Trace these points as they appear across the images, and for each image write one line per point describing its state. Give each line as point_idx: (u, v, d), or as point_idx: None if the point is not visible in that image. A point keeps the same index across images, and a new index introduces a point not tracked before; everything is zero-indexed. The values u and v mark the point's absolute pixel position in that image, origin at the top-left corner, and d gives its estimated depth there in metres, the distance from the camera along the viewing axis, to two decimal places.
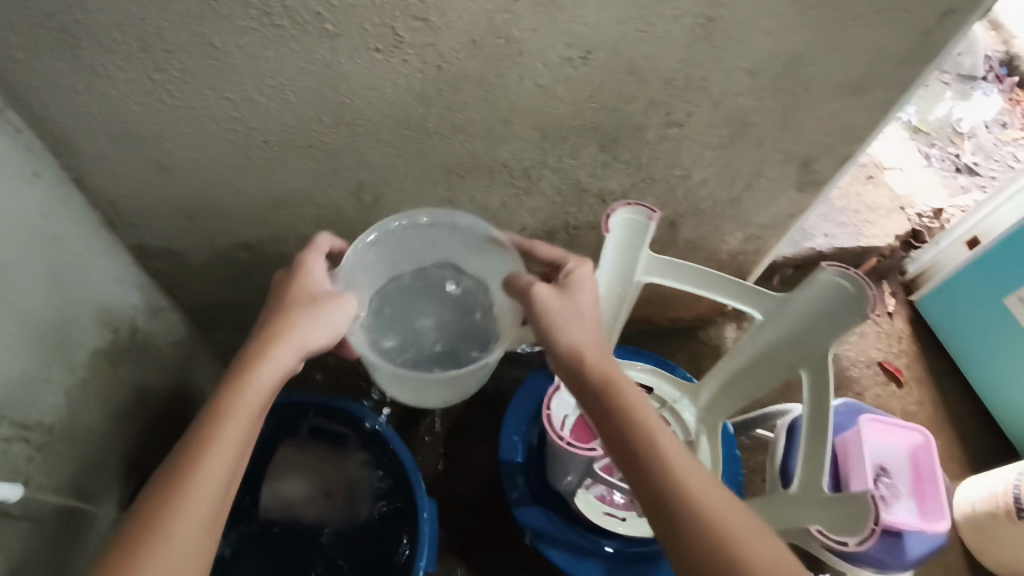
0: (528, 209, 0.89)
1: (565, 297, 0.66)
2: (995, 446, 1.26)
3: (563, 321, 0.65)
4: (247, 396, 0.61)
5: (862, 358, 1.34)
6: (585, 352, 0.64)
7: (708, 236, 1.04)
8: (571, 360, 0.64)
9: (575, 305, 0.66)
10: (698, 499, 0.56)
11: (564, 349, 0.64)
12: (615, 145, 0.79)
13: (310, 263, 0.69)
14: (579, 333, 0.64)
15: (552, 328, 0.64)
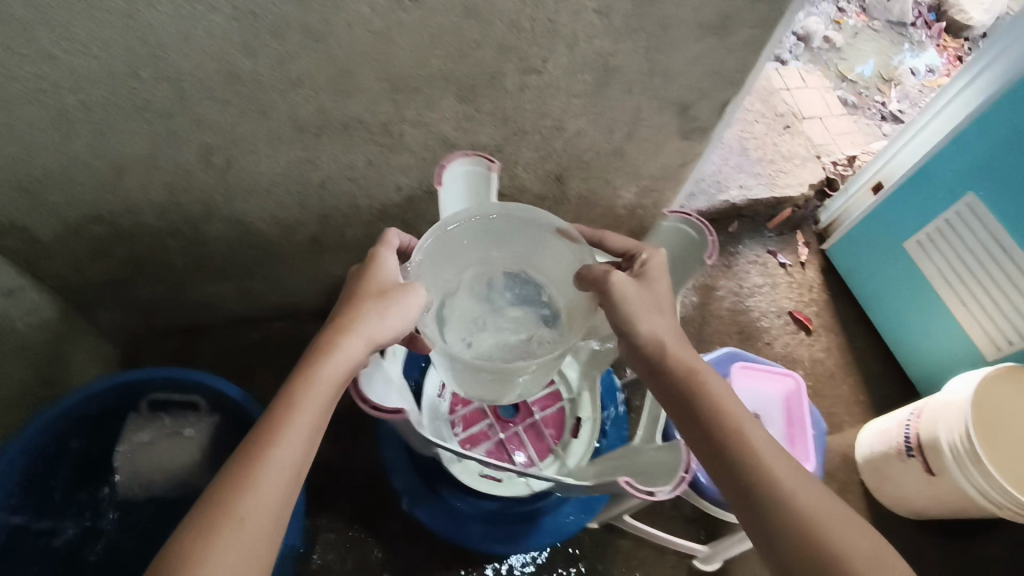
0: (399, 167, 0.85)
1: (644, 289, 0.66)
2: (899, 388, 1.29)
3: (644, 312, 0.65)
4: (316, 387, 0.57)
5: (772, 308, 1.36)
6: (666, 345, 0.64)
7: (601, 190, 1.01)
8: (657, 351, 0.63)
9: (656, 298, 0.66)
10: (785, 487, 0.54)
11: (649, 339, 0.64)
12: (474, 95, 0.76)
13: (380, 255, 0.67)
14: (655, 324, 0.64)
15: (632, 320, 0.64)
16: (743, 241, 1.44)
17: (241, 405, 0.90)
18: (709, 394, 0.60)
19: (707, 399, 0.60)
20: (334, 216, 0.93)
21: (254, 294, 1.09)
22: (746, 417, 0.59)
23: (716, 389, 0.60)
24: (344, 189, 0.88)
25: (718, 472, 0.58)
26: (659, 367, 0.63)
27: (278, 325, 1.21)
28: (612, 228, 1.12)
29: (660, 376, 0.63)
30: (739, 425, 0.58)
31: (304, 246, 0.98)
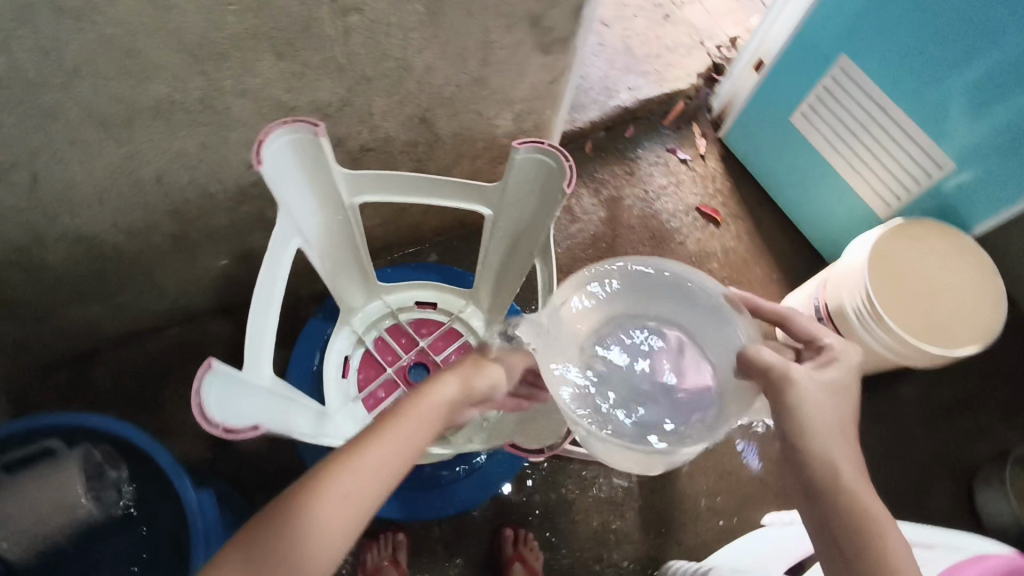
0: (239, 145, 0.76)
1: (830, 392, 0.59)
2: (809, 262, 1.32)
3: (823, 419, 0.57)
4: (414, 419, 0.55)
5: (680, 206, 1.34)
6: (842, 467, 0.55)
7: (476, 124, 0.94)
8: (828, 471, 0.55)
9: (844, 398, 0.60)
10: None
11: (819, 456, 0.56)
12: (294, 50, 0.67)
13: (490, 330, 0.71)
14: (830, 430, 0.57)
15: (803, 434, 0.57)
16: (643, 143, 1.39)
17: (109, 426, 0.80)
18: (884, 541, 0.52)
19: (881, 536, 0.52)
20: (188, 211, 0.84)
21: (132, 308, 1.00)
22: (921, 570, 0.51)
23: (881, 520, 0.53)
24: (187, 180, 0.78)
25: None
26: (828, 496, 0.54)
27: (171, 332, 1.11)
28: (500, 160, 1.06)
29: (820, 503, 0.55)
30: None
31: (166, 248, 0.89)
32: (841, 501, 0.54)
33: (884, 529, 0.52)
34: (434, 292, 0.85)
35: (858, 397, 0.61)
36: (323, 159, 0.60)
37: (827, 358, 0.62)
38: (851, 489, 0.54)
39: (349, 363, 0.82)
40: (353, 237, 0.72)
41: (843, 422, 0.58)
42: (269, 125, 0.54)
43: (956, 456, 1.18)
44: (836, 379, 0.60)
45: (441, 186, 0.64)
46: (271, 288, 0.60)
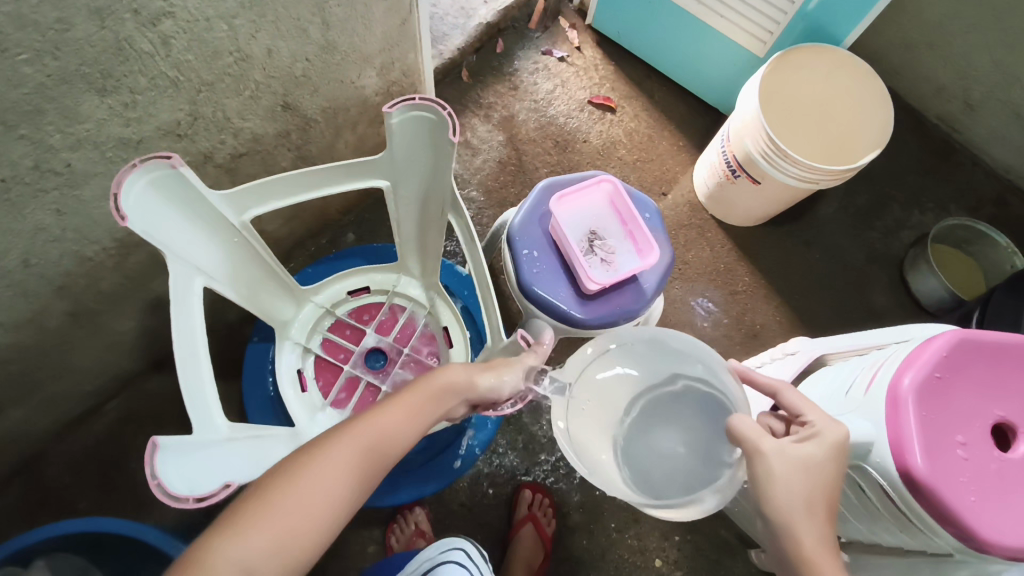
0: (98, 199, 0.69)
1: (799, 465, 0.59)
2: (708, 119, 1.34)
3: (786, 497, 0.58)
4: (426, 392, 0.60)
5: (572, 105, 1.32)
6: (803, 529, 0.57)
7: (342, 91, 0.88)
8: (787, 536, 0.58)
9: (814, 475, 0.59)
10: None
11: (784, 528, 0.58)
12: (114, 80, 0.60)
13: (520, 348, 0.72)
14: (792, 506, 0.58)
15: (771, 502, 0.59)
16: (517, 54, 1.34)
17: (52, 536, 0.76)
18: None
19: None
20: (76, 284, 0.77)
21: (59, 398, 0.93)
22: None
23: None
24: (59, 253, 0.71)
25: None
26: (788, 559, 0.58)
27: (113, 405, 1.04)
28: (380, 119, 1.01)
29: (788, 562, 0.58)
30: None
31: (68, 329, 0.82)
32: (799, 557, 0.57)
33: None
34: (360, 277, 0.82)
35: (835, 474, 0.59)
36: (192, 190, 0.55)
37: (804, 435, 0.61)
38: (805, 554, 0.57)
39: (304, 375, 0.79)
40: (258, 254, 0.68)
41: (818, 477, 0.59)
42: (118, 175, 0.49)
43: (884, 253, 1.26)
44: (808, 454, 0.59)
45: (325, 175, 0.61)
46: (191, 338, 0.57)
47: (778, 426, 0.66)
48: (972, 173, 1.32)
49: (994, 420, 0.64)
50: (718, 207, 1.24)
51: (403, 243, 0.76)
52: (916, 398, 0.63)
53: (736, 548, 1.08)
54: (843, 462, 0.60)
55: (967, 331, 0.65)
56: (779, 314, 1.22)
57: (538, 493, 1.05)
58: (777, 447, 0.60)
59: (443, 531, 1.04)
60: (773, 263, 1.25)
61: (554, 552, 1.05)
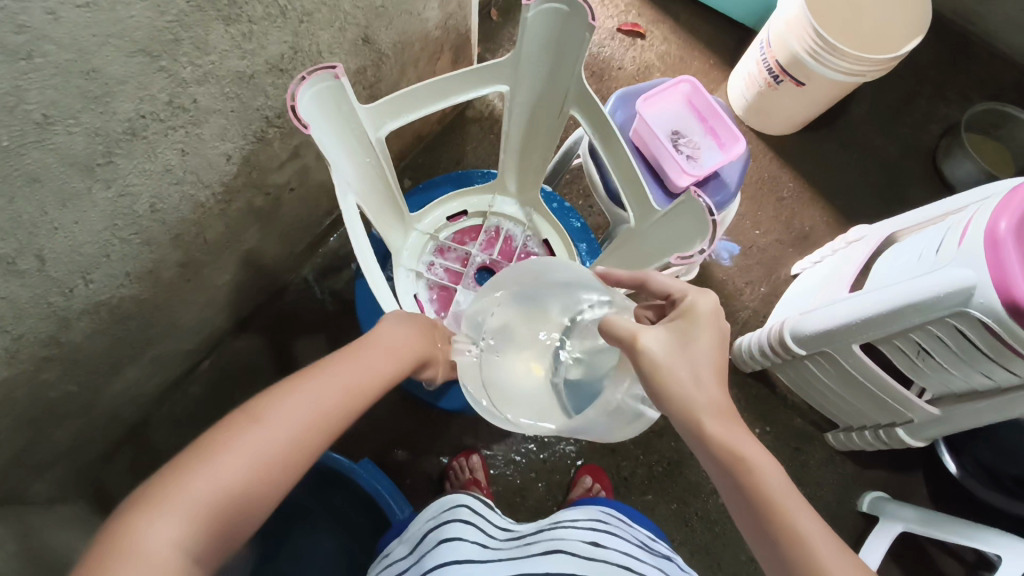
0: (214, 137, 0.71)
1: (679, 346, 0.57)
2: (735, 35, 1.36)
3: (674, 379, 0.55)
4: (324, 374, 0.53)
5: (603, 35, 1.34)
6: (697, 406, 0.54)
7: (410, 24, 0.90)
8: (684, 411, 0.55)
9: (692, 347, 0.57)
10: (826, 564, 0.47)
11: (678, 407, 0.55)
12: (238, 7, 0.61)
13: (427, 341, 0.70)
14: (682, 381, 0.55)
15: (659, 387, 0.55)
16: None
17: None
18: (761, 474, 0.51)
19: (750, 472, 0.51)
20: (187, 231, 0.79)
21: (164, 357, 0.96)
22: (788, 485, 0.52)
23: (765, 474, 0.51)
24: (177, 198, 0.73)
25: (762, 541, 0.51)
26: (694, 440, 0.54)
27: (207, 365, 1.08)
28: (438, 55, 1.03)
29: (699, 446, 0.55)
30: (759, 476, 0.51)
31: (178, 281, 0.85)
32: (704, 433, 0.54)
33: (755, 465, 0.52)
34: (459, 201, 0.85)
35: (715, 343, 0.58)
36: (346, 105, 0.57)
37: (678, 314, 0.59)
38: (714, 439, 0.53)
39: (422, 299, 0.82)
40: (384, 175, 0.70)
41: (701, 351, 0.57)
42: (293, 86, 0.50)
43: (916, 146, 1.32)
44: (681, 330, 0.58)
45: (457, 83, 0.63)
46: (360, 247, 0.60)
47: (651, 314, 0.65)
48: (990, 62, 1.38)
49: None
50: (757, 118, 1.28)
51: (506, 157, 0.78)
52: (1014, 236, 0.68)
53: (813, 434, 1.14)
54: (720, 321, 0.59)
55: None
56: (825, 215, 1.27)
57: (597, 482, 1.05)
58: (659, 335, 0.56)
59: (540, 446, 1.10)
60: (813, 166, 1.30)
61: (644, 456, 1.11)
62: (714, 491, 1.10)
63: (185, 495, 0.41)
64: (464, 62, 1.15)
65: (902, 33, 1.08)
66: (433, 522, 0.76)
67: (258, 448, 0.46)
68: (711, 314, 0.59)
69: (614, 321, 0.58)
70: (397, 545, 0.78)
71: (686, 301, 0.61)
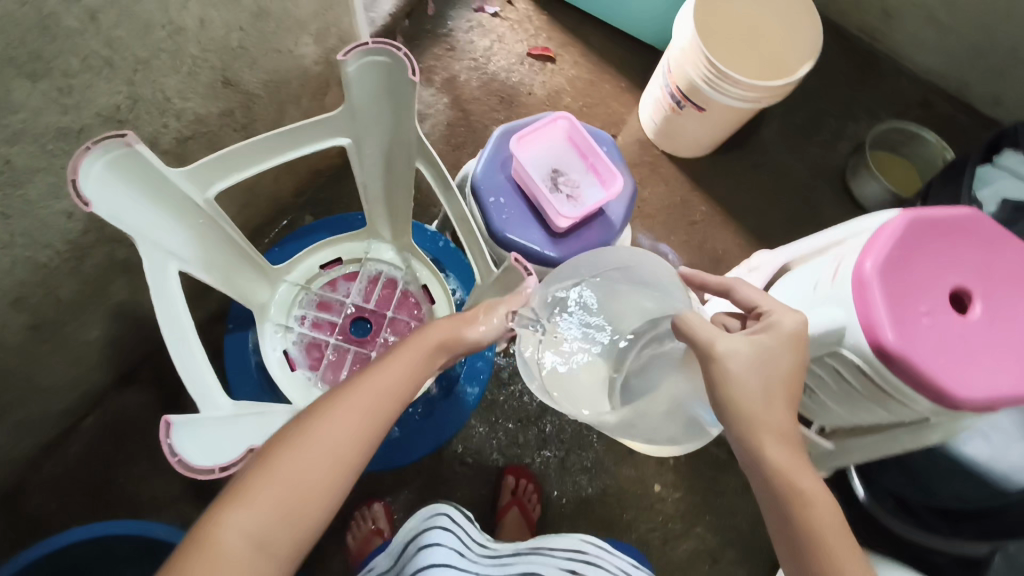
0: (44, 198, 0.66)
1: (757, 360, 0.61)
2: (646, 57, 1.35)
3: (748, 394, 0.60)
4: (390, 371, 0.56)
5: (512, 59, 1.32)
6: (762, 417, 0.59)
7: (282, 62, 0.86)
8: (748, 425, 0.59)
9: (771, 363, 0.62)
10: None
11: (743, 420, 0.60)
12: (44, 63, 0.57)
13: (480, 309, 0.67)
14: (755, 399, 0.59)
15: (731, 399, 0.60)
16: (449, 14, 1.33)
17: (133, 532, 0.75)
18: (812, 508, 0.55)
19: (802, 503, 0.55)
20: (31, 293, 0.74)
21: (31, 419, 0.90)
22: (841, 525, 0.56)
23: (815, 502, 0.55)
24: (8, 261, 0.68)
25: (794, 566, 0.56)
26: (750, 458, 0.59)
27: (90, 421, 1.03)
28: (325, 90, 0.99)
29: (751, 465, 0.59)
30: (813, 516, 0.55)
31: (31, 343, 0.80)
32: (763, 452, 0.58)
33: (812, 497, 0.56)
34: (331, 249, 0.82)
35: (792, 362, 0.62)
36: (154, 172, 0.53)
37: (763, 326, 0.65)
38: (771, 464, 0.57)
39: (292, 355, 0.79)
40: (228, 232, 0.66)
41: (767, 364, 0.61)
42: (73, 160, 0.46)
43: (826, 166, 1.33)
44: (763, 343, 0.62)
45: (286, 141, 0.59)
46: (168, 320, 0.55)
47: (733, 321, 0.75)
48: (897, 79, 1.39)
49: (952, 288, 0.68)
50: (668, 142, 1.26)
51: (371, 204, 0.75)
52: (879, 276, 0.66)
53: (728, 463, 1.13)
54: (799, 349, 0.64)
55: (919, 210, 0.68)
56: (738, 238, 1.27)
57: (521, 478, 1.06)
58: (734, 345, 0.61)
59: (448, 491, 1.06)
60: (725, 189, 1.30)
61: (555, 495, 1.08)
62: (628, 527, 1.08)
63: (247, 504, 0.47)
64: None
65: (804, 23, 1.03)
66: (413, 528, 0.78)
67: (312, 456, 0.50)
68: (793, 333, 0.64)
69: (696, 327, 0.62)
70: (380, 558, 0.80)
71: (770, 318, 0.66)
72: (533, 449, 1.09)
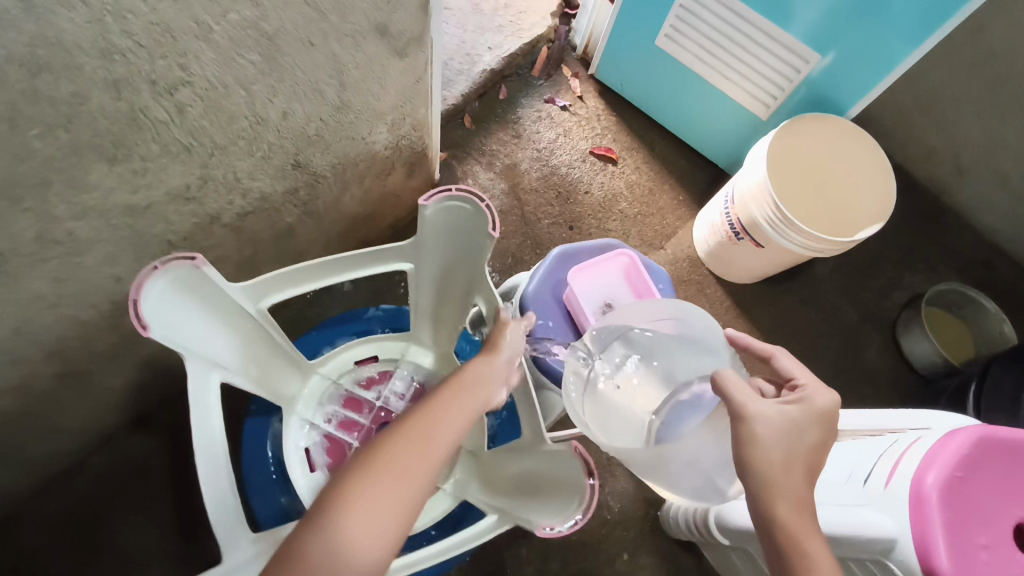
0: (98, 264, 0.66)
1: (784, 428, 0.61)
2: (707, 173, 1.35)
3: (771, 459, 0.59)
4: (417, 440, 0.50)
5: (574, 156, 1.32)
6: (780, 481, 0.59)
7: (353, 147, 0.86)
8: (765, 488, 0.58)
9: (800, 435, 0.62)
10: None
11: (759, 483, 0.59)
12: (126, 149, 0.56)
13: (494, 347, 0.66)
14: (776, 464, 0.59)
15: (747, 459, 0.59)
16: (519, 101, 1.34)
17: None
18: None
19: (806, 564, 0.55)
20: (66, 346, 0.73)
21: (37, 457, 0.88)
22: None
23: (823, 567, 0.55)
24: (50, 319, 0.67)
25: None
26: (763, 523, 0.58)
27: (93, 461, 1.00)
28: (388, 171, 0.99)
29: (765, 534, 0.58)
30: None
31: (54, 390, 0.78)
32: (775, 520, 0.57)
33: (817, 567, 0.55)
34: (370, 346, 0.83)
35: (818, 438, 0.63)
36: (214, 286, 0.54)
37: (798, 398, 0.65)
38: (783, 528, 0.57)
39: (313, 454, 0.78)
40: (277, 333, 0.66)
41: (792, 433, 0.62)
42: (140, 277, 0.47)
43: (877, 313, 1.29)
44: (796, 417, 0.63)
45: (350, 263, 0.60)
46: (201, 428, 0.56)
47: (768, 388, 0.73)
48: (961, 235, 1.36)
49: (1014, 522, 0.63)
50: (718, 264, 1.24)
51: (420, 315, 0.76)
52: (940, 497, 0.62)
53: None
54: (828, 428, 0.65)
55: (989, 429, 0.65)
56: None
57: None
58: (765, 413, 0.60)
59: None
60: (771, 320, 1.26)
61: None
62: None
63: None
64: (423, 173, 1.11)
65: (876, 179, 1.03)
66: None
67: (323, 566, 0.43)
68: (826, 409, 0.66)
69: (725, 381, 0.62)
70: None
71: (804, 392, 0.67)
72: (535, 567, 1.04)
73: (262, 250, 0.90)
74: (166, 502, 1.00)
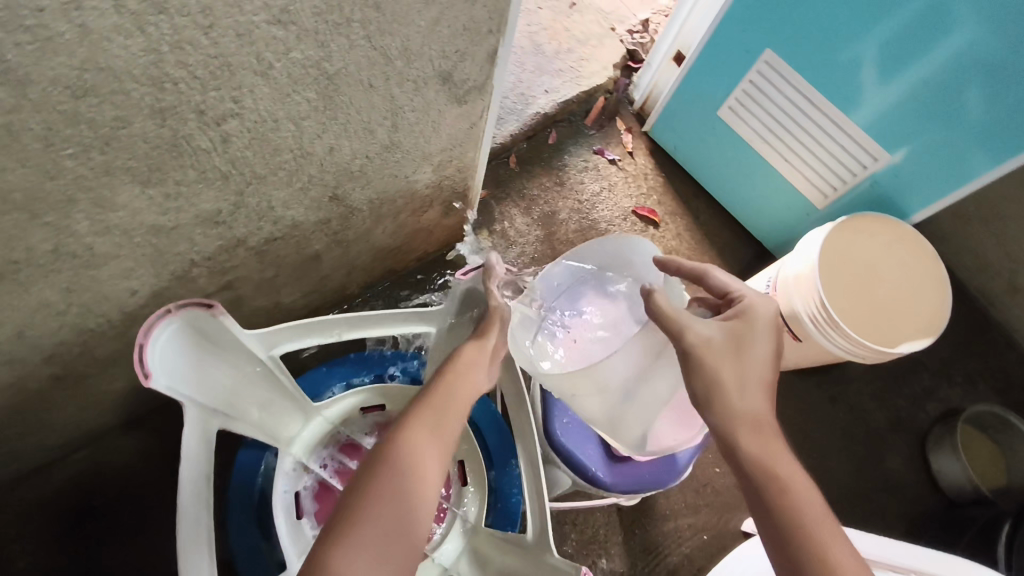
0: (114, 277, 0.63)
1: (731, 349, 0.60)
2: (749, 251, 1.30)
3: (718, 381, 0.58)
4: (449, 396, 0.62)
5: (616, 212, 1.28)
6: (736, 399, 0.58)
7: (394, 184, 0.83)
8: (726, 415, 0.57)
9: (743, 350, 0.60)
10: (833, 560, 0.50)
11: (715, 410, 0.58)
12: (162, 173, 0.54)
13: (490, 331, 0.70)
14: (728, 387, 0.58)
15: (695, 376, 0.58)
16: (568, 148, 1.31)
17: None
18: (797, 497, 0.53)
19: (784, 493, 0.53)
20: (69, 350, 0.70)
21: (21, 448, 0.85)
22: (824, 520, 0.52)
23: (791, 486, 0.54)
24: (55, 325, 0.64)
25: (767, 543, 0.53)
26: (726, 444, 0.58)
27: (78, 456, 0.97)
28: (426, 208, 0.96)
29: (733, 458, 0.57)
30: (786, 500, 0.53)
31: (49, 389, 0.76)
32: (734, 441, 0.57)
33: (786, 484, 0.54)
34: (377, 396, 0.81)
35: (766, 348, 0.61)
36: (224, 331, 0.58)
37: (738, 314, 0.62)
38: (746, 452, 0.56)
39: (302, 498, 0.76)
40: (290, 381, 0.69)
41: (738, 353, 0.60)
42: (152, 318, 0.52)
43: (907, 423, 1.23)
44: (737, 333, 0.61)
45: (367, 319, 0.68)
46: (197, 466, 0.58)
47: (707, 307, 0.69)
48: (1006, 354, 1.30)
49: None
50: None
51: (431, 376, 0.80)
52: None
53: None
54: (773, 326, 0.63)
55: None
56: None
57: None
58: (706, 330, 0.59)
59: None
60: (795, 413, 1.20)
61: None
62: None
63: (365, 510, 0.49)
64: (460, 212, 1.08)
65: (931, 291, 1.00)
66: None
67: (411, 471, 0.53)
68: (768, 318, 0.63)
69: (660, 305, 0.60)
70: None
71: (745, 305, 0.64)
72: None
73: (284, 273, 0.87)
74: (144, 512, 0.97)
